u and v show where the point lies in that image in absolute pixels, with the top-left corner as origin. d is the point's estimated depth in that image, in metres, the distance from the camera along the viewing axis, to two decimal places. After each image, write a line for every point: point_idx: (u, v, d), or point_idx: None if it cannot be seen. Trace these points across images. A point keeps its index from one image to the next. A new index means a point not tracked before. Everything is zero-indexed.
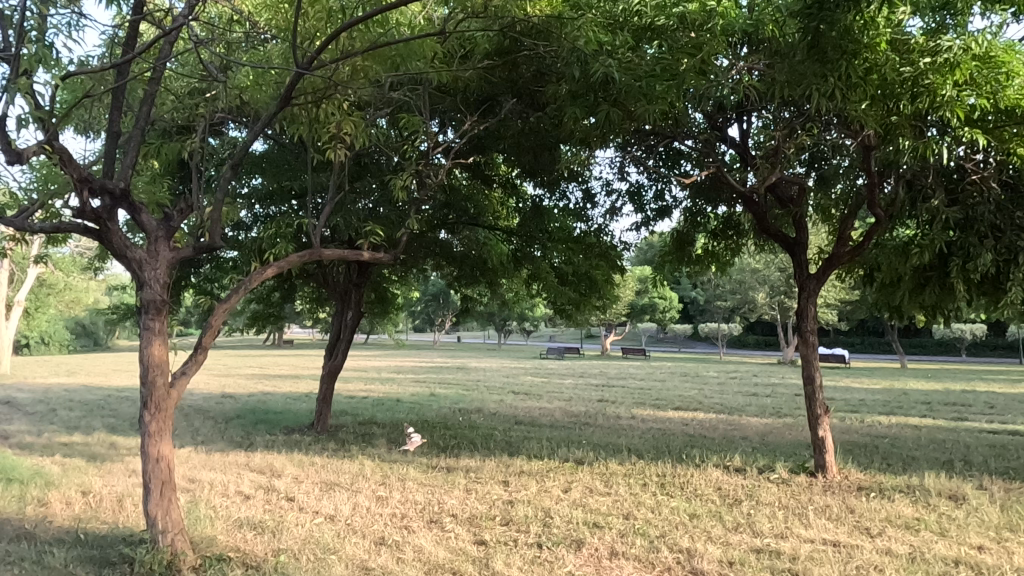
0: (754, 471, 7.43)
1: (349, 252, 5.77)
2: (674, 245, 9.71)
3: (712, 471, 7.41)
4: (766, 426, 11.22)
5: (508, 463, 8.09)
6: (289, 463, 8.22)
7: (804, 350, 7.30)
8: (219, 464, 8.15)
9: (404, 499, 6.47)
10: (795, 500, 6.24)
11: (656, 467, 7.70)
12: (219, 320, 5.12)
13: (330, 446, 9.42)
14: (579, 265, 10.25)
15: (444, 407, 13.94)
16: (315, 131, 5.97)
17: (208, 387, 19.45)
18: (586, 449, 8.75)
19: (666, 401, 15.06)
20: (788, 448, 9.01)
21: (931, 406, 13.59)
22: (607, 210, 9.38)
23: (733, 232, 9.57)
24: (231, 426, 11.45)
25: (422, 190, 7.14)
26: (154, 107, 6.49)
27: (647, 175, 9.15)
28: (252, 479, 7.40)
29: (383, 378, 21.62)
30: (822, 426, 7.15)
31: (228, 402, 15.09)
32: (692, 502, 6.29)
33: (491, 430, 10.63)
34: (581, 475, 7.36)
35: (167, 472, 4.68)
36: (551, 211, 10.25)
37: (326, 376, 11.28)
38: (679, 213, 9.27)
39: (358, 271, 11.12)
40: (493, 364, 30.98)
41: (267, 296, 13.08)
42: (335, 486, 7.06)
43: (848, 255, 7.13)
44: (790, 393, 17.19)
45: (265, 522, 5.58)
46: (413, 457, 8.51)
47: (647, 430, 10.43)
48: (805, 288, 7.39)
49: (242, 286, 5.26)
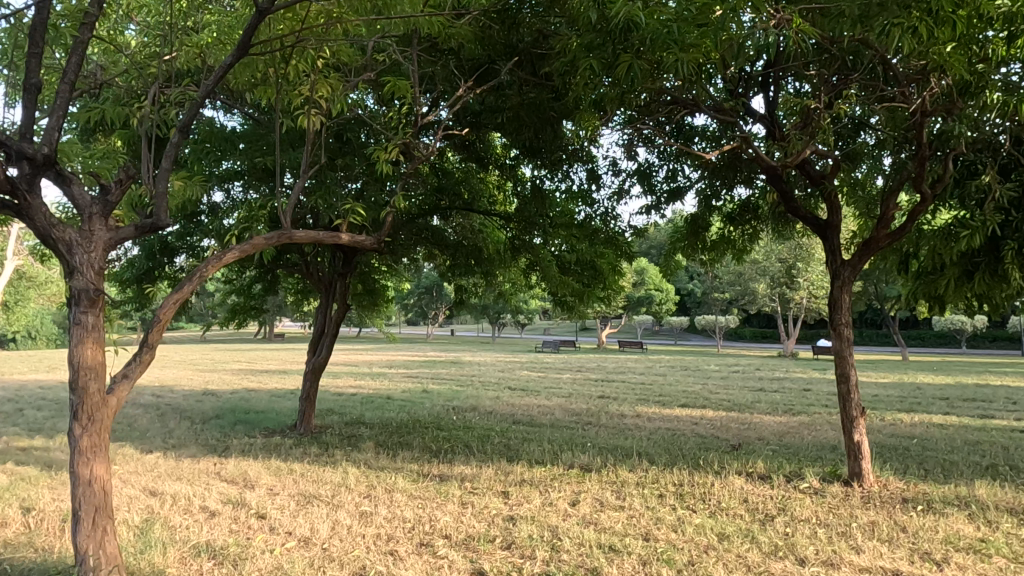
0: (781, 479, 6.69)
1: (325, 234, 4.99)
2: (687, 230, 8.91)
3: (735, 480, 6.67)
4: (782, 425, 10.49)
5: (507, 470, 7.33)
6: (264, 471, 7.44)
7: (838, 345, 6.54)
8: (187, 474, 7.35)
9: (391, 516, 5.71)
10: (835, 517, 5.52)
11: (672, 475, 6.95)
12: (169, 312, 4.33)
13: (313, 451, 8.63)
14: (583, 253, 9.47)
15: (436, 405, 13.14)
16: (285, 94, 5.19)
17: (191, 384, 18.60)
18: (591, 454, 8.00)
19: (670, 397, 14.28)
20: (811, 450, 8.28)
21: (950, 402, 12.86)
22: (614, 192, 8.61)
23: (749, 216, 8.83)
24: (208, 427, 10.64)
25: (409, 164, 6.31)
26: (102, 70, 5.67)
27: (657, 153, 8.43)
28: (222, 491, 6.62)
29: (373, 373, 20.80)
30: (858, 430, 6.42)
31: (208, 400, 14.26)
32: (718, 518, 5.54)
33: (487, 431, 9.87)
34: (589, 485, 6.62)
35: (102, 496, 3.93)
36: (552, 194, 9.46)
37: (310, 372, 10.47)
38: (692, 194, 8.51)
39: (344, 260, 10.37)
40: (486, 357, 30.20)
41: (248, 287, 12.31)
42: (314, 500, 6.29)
43: (888, 238, 6.36)
44: (799, 387, 16.49)
45: (229, 547, 4.82)
46: (403, 463, 7.74)
47: (654, 431, 9.68)
48: (839, 277, 6.63)
49: (197, 273, 4.47)
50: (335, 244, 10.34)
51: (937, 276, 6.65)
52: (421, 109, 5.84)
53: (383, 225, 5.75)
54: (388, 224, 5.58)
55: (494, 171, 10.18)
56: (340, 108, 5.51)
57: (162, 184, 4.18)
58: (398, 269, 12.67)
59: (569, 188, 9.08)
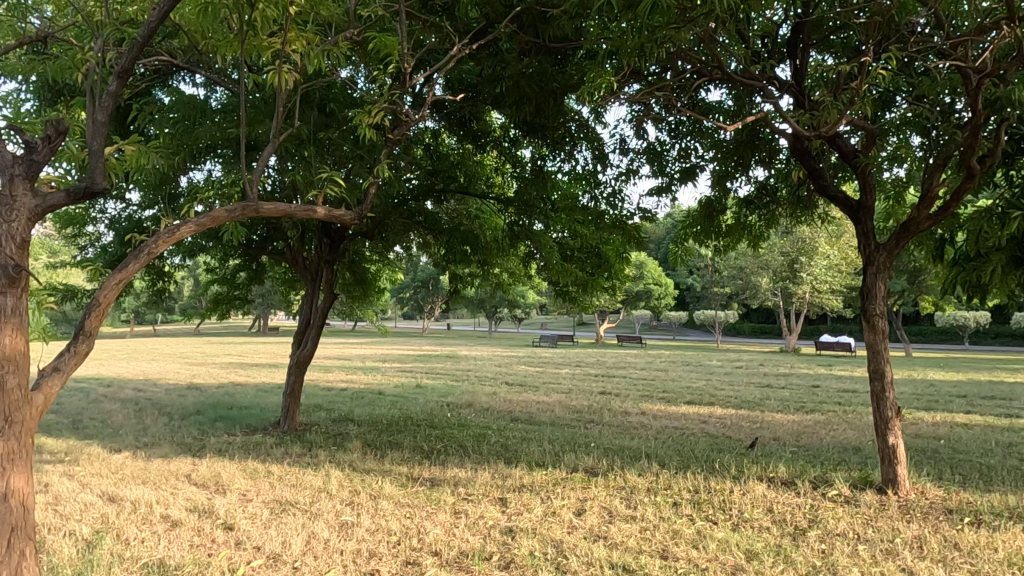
0: (808, 486, 6.08)
1: (296, 208, 4.33)
2: (701, 215, 8.23)
3: (757, 487, 6.05)
4: (796, 424, 9.88)
5: (505, 473, 6.70)
6: (239, 474, 6.79)
7: (872, 339, 5.91)
8: (154, 476, 6.69)
9: (375, 528, 5.09)
10: (874, 532, 4.91)
11: (687, 480, 6.32)
12: (110, 295, 3.67)
13: (296, 451, 7.98)
14: (587, 237, 8.81)
15: (429, 401, 12.49)
16: (258, 45, 4.57)
17: (177, 377, 17.90)
18: (597, 456, 7.37)
19: (676, 394, 13.63)
20: (833, 452, 7.65)
21: (970, 400, 12.24)
22: (622, 172, 7.95)
23: (768, 200, 8.18)
24: (186, 424, 9.99)
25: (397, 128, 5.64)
26: (48, 20, 5.01)
27: (669, 130, 7.83)
28: (189, 497, 5.96)
29: (367, 368, 20.13)
30: (894, 432, 5.80)
31: (191, 395, 13.58)
32: (743, 532, 4.92)
33: (484, 429, 9.24)
34: (595, 491, 5.99)
35: (20, 512, 3.30)
36: (554, 175, 8.66)
37: (295, 366, 9.79)
38: (707, 175, 7.86)
39: (330, 247, 9.71)
40: (482, 352, 29.57)
41: (231, 276, 11.64)
42: (290, 508, 5.65)
43: (930, 219, 5.70)
44: (808, 384, 15.86)
45: (186, 567, 4.20)
46: (391, 466, 7.09)
47: (662, 431, 9.05)
48: (873, 263, 5.98)
49: (144, 250, 3.81)
50: (321, 230, 9.68)
51: (983, 262, 5.98)
52: (408, 73, 5.21)
53: (366, 198, 5.10)
54: (371, 198, 4.93)
55: (491, 151, 9.53)
56: (320, 64, 4.89)
57: (97, 141, 3.51)
58: (391, 257, 12.01)
59: (573, 168, 8.41)
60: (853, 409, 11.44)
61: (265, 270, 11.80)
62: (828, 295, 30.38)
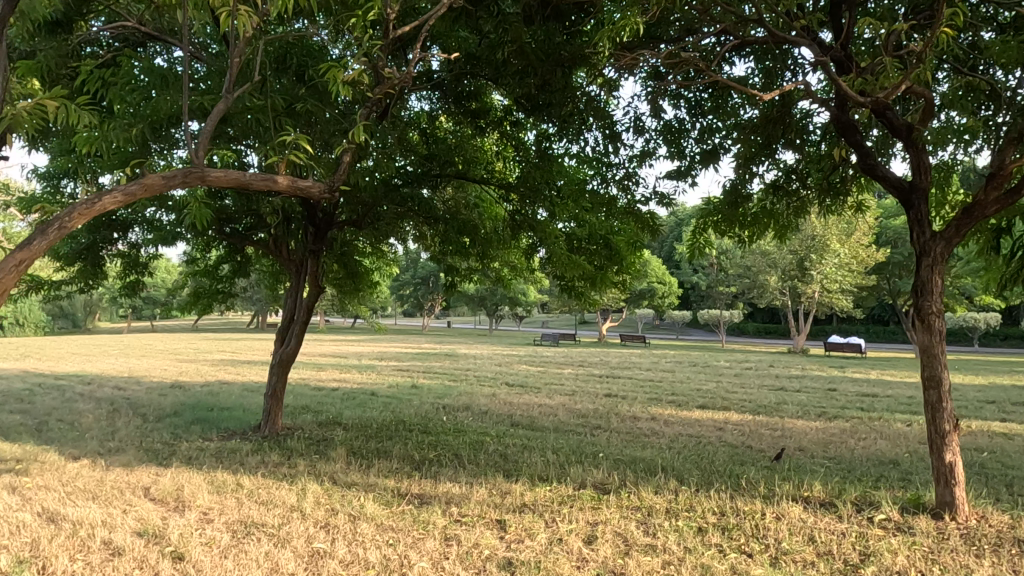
0: (852, 509, 5.30)
1: (251, 176, 3.60)
2: (722, 203, 7.45)
3: (794, 510, 5.27)
4: (821, 432, 9.10)
5: (504, 489, 5.95)
6: (204, 488, 6.01)
7: (926, 341, 5.11)
8: (107, 490, 5.92)
9: (350, 559, 4.33)
10: (941, 570, 4.14)
11: (711, 500, 5.56)
12: (8, 280, 2.88)
13: (273, 460, 7.22)
14: (595, 226, 8.05)
15: (424, 403, 11.70)
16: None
17: (163, 375, 17.10)
18: (607, 469, 6.60)
19: (687, 397, 12.85)
20: (870, 467, 6.89)
21: (1003, 407, 11.45)
22: (636, 154, 7.19)
23: (797, 185, 7.39)
24: (159, 427, 9.22)
25: (379, 90, 4.92)
26: None
27: (689, 108, 7.10)
28: (141, 516, 5.19)
29: (363, 367, 19.34)
30: (951, 448, 5.03)
31: (173, 395, 12.79)
32: (786, 570, 4.16)
33: (482, 436, 8.47)
34: (607, 514, 5.25)
35: None
36: (560, 158, 7.88)
37: (277, 366, 9.00)
38: (730, 159, 7.11)
39: (314, 236, 8.94)
40: (481, 351, 28.78)
41: (213, 268, 10.90)
42: (255, 531, 4.90)
43: (998, 202, 4.93)
44: (825, 388, 15.06)
45: None
46: (377, 479, 6.33)
47: (676, 439, 8.28)
48: (929, 254, 5.17)
49: (53, 225, 3.03)
50: (306, 218, 8.92)
51: None
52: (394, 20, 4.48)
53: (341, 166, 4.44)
54: (345, 166, 4.25)
55: (490, 134, 8.77)
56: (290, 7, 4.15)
57: None
58: (384, 250, 11.26)
59: (581, 151, 7.64)
60: (879, 416, 10.65)
61: (250, 262, 11.06)
62: (837, 295, 29.56)
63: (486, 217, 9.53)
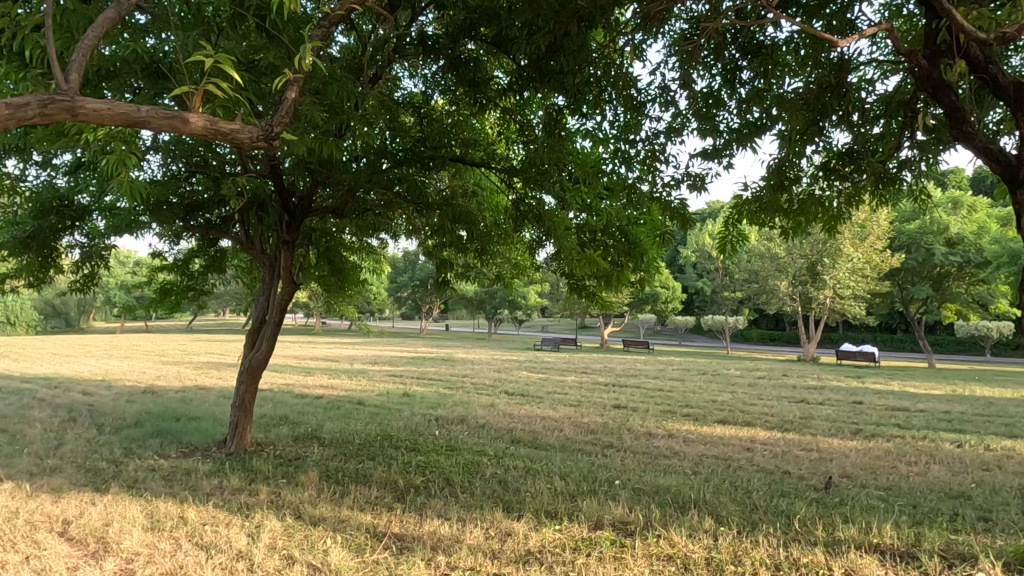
0: (940, 564, 4.21)
1: (146, 111, 2.56)
2: (763, 190, 6.34)
3: (869, 565, 4.18)
4: (863, 454, 8.02)
5: (504, 529, 4.88)
6: (137, 524, 4.91)
7: None
8: (17, 526, 4.83)
9: None
10: None
11: (760, 549, 4.47)
12: None
13: (231, 485, 6.12)
14: (610, 215, 6.97)
15: (415, 414, 10.61)
16: None
17: (140, 378, 16.00)
18: (627, 502, 5.53)
19: (703, 410, 11.77)
20: (939, 502, 5.80)
21: None
22: (663, 131, 6.11)
23: (851, 169, 6.33)
24: (113, 441, 8.13)
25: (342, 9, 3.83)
26: None
27: (724, 77, 6.03)
28: (43, 565, 4.08)
29: (356, 372, 18.21)
30: None
31: (142, 402, 11.70)
32: None
33: (479, 457, 7.38)
34: (634, 569, 4.16)
35: None
36: (571, 136, 6.79)
37: (246, 373, 7.92)
38: (773, 138, 6.00)
39: (289, 225, 7.94)
40: (481, 356, 27.68)
41: (183, 263, 9.84)
42: None
43: None
44: (849, 400, 13.95)
45: None
46: (350, 513, 5.25)
47: (702, 463, 7.20)
48: None
49: None
50: (281, 205, 7.85)
51: None
52: None
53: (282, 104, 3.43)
54: (281, 106, 3.23)
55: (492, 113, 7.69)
56: None
57: None
58: (373, 245, 10.18)
59: (594, 130, 6.55)
60: (922, 434, 9.55)
61: (224, 257, 9.97)
62: (850, 301, 28.49)
63: (485, 208, 8.42)
